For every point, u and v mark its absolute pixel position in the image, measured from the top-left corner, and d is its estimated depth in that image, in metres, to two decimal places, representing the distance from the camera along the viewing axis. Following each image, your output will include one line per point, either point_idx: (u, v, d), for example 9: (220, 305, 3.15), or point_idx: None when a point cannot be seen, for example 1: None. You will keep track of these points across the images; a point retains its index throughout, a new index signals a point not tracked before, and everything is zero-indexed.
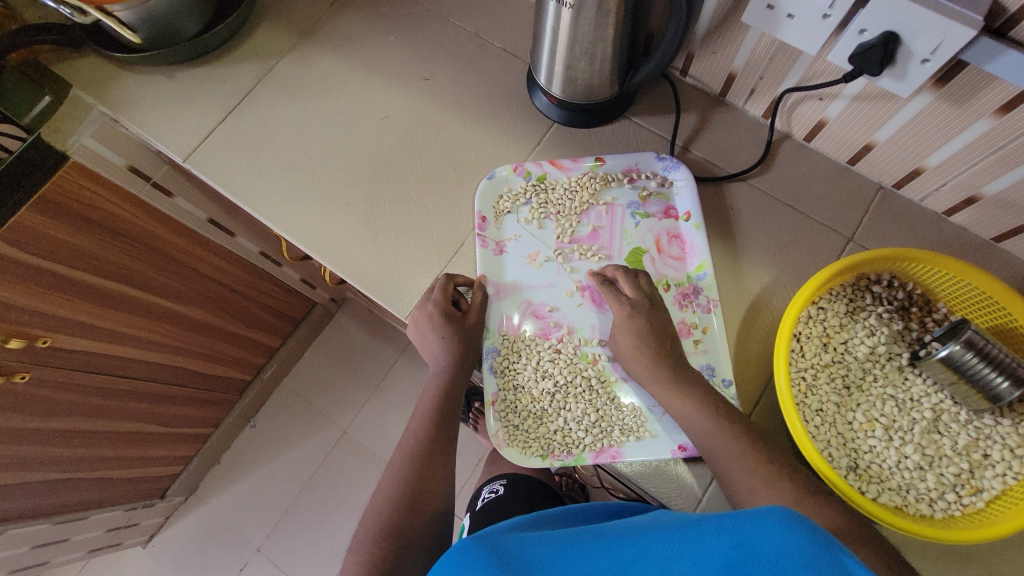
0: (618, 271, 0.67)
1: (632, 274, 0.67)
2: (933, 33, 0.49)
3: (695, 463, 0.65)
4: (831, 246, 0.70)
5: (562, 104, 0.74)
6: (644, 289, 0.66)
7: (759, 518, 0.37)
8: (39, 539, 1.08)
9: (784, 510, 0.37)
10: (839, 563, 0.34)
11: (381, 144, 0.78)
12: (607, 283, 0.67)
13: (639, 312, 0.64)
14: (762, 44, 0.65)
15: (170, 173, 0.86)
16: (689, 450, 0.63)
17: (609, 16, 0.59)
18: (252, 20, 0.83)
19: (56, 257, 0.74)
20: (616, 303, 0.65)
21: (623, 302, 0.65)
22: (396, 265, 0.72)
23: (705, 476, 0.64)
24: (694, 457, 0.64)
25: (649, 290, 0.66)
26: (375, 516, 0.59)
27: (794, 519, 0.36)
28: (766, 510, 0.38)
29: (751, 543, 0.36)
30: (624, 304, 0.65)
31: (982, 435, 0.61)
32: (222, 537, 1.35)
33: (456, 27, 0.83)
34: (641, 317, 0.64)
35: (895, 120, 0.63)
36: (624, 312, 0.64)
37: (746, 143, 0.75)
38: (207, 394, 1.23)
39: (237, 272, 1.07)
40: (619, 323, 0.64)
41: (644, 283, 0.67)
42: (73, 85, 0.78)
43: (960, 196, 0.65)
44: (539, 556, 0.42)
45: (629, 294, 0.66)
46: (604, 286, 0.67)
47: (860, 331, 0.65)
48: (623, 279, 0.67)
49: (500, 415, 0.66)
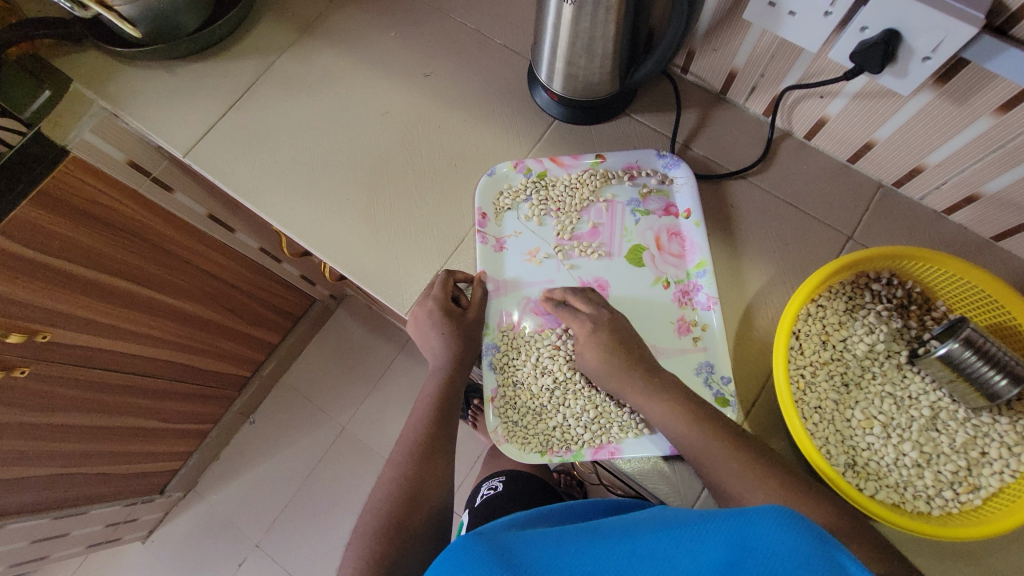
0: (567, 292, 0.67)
1: (582, 292, 0.67)
2: (935, 31, 0.49)
3: (678, 462, 0.65)
4: (831, 244, 0.70)
5: (563, 100, 0.74)
6: (597, 303, 0.66)
7: (751, 516, 0.38)
8: (38, 534, 1.08)
9: (784, 509, 0.37)
10: (833, 559, 0.34)
11: (381, 140, 0.78)
12: (562, 305, 0.66)
13: (599, 319, 0.64)
14: (763, 41, 0.65)
15: (170, 168, 0.85)
16: (672, 451, 0.64)
17: (610, 12, 0.58)
18: (252, 15, 0.83)
19: (56, 251, 0.74)
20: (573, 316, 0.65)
21: (583, 319, 0.64)
22: (395, 262, 0.72)
23: (696, 486, 0.64)
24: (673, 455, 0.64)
25: (600, 303, 0.66)
26: (375, 511, 0.59)
27: (791, 517, 0.36)
28: (764, 508, 0.37)
29: (747, 542, 0.36)
30: (585, 321, 0.64)
31: (980, 433, 0.61)
32: (221, 532, 1.35)
33: (456, 24, 0.83)
34: (606, 329, 0.63)
35: (896, 118, 0.63)
36: (586, 330, 0.64)
37: (747, 141, 0.75)
38: (206, 390, 1.23)
39: (236, 267, 1.07)
40: (581, 336, 0.64)
41: (594, 298, 0.66)
42: (73, 78, 0.78)
43: (960, 194, 0.65)
44: (538, 553, 0.42)
45: (586, 311, 0.65)
46: (558, 309, 0.66)
47: (859, 329, 0.65)
48: (576, 300, 0.66)
49: (499, 411, 0.66)
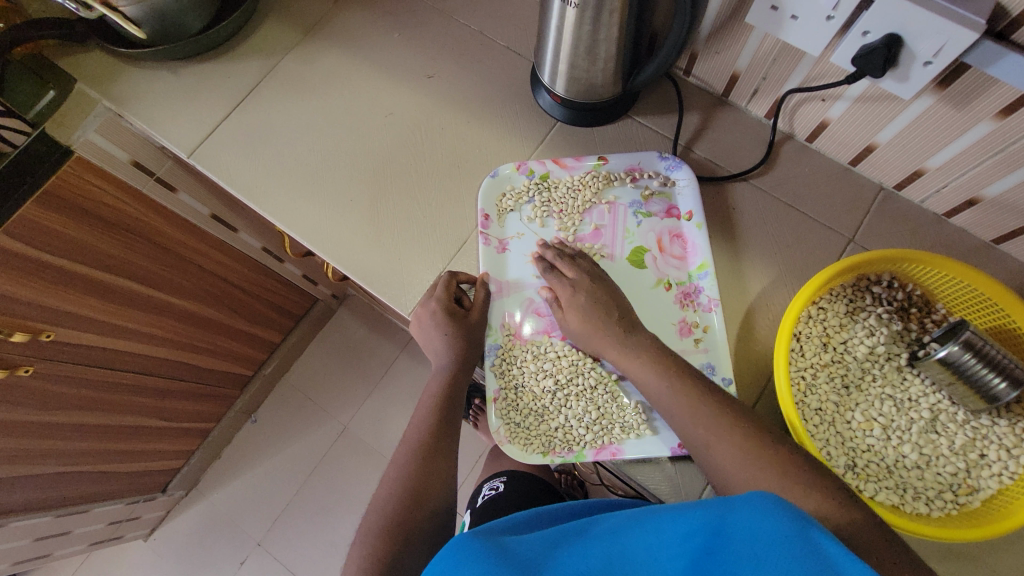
0: (556, 256, 0.68)
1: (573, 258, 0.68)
2: (936, 36, 0.50)
3: (685, 462, 0.65)
4: (832, 246, 0.71)
5: (566, 102, 0.74)
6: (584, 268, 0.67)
7: (745, 504, 0.39)
8: (41, 532, 1.09)
9: (767, 496, 0.39)
10: (813, 541, 0.35)
11: (385, 141, 0.78)
12: (551, 269, 0.68)
13: (580, 285, 0.65)
14: (766, 44, 0.66)
15: (173, 168, 0.86)
16: (678, 452, 0.64)
17: (613, 16, 0.59)
18: (256, 16, 0.83)
19: (60, 250, 0.74)
20: (559, 280, 0.67)
21: (566, 282, 0.66)
22: (398, 262, 0.73)
23: (700, 484, 0.64)
24: (682, 455, 0.64)
25: (588, 269, 0.67)
26: (378, 511, 0.60)
27: (777, 505, 0.38)
28: (750, 497, 0.39)
29: (734, 531, 0.37)
30: (566, 285, 0.66)
31: (979, 435, 0.62)
32: (222, 531, 1.36)
33: (460, 26, 0.83)
34: (585, 293, 0.65)
35: (898, 121, 0.63)
36: (566, 292, 0.65)
37: (749, 143, 0.75)
38: (208, 388, 1.24)
39: (238, 267, 1.08)
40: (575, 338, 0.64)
41: (581, 263, 0.68)
42: (78, 79, 0.78)
43: (961, 198, 0.66)
44: (532, 553, 0.42)
45: (571, 276, 0.66)
46: (547, 271, 0.68)
47: (860, 332, 0.66)
48: (564, 264, 0.67)
49: (501, 412, 0.67)
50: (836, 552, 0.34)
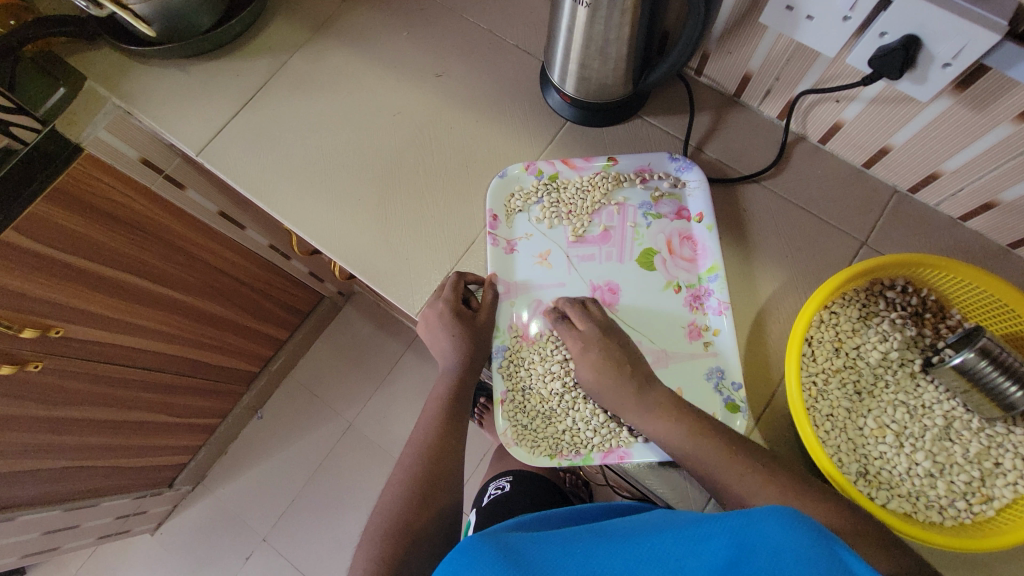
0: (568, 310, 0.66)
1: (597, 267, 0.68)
2: (957, 38, 0.49)
3: (671, 468, 0.65)
4: (844, 249, 0.70)
5: (575, 102, 0.74)
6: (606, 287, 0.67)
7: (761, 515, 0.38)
8: (49, 525, 1.09)
9: (782, 509, 0.37)
10: (833, 555, 0.34)
11: (392, 141, 0.78)
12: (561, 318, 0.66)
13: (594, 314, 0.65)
14: (779, 44, 0.65)
15: (182, 165, 0.85)
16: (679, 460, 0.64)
17: (625, 16, 0.58)
18: (265, 14, 0.83)
19: (71, 248, 0.74)
20: (574, 315, 0.66)
21: None
22: (406, 262, 0.72)
23: (701, 499, 0.64)
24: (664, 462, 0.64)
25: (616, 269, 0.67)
26: (385, 512, 0.60)
27: (795, 519, 0.36)
28: (767, 510, 0.38)
29: (750, 540, 0.37)
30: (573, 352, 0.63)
31: (994, 443, 0.61)
32: (228, 526, 1.37)
33: (469, 24, 0.82)
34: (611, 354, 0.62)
35: (914, 123, 0.62)
36: (580, 332, 0.64)
37: (761, 144, 0.74)
38: (215, 384, 1.24)
39: (246, 263, 1.08)
40: (576, 338, 0.64)
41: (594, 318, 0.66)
42: (89, 77, 0.78)
43: (977, 201, 0.65)
44: (547, 556, 0.42)
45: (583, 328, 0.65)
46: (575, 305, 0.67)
47: (873, 337, 0.65)
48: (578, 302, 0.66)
49: (508, 414, 0.66)
50: (856, 567, 0.33)
